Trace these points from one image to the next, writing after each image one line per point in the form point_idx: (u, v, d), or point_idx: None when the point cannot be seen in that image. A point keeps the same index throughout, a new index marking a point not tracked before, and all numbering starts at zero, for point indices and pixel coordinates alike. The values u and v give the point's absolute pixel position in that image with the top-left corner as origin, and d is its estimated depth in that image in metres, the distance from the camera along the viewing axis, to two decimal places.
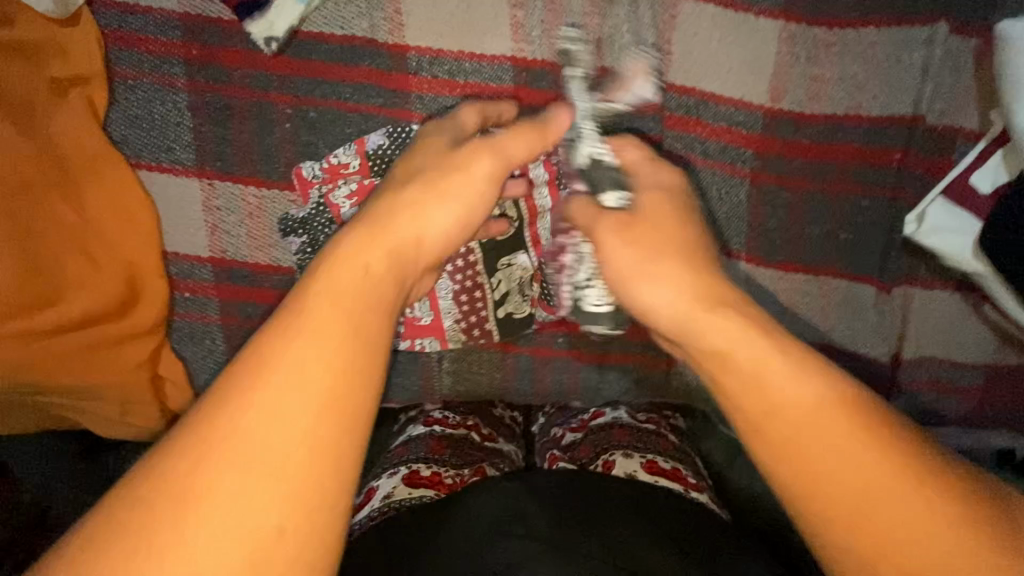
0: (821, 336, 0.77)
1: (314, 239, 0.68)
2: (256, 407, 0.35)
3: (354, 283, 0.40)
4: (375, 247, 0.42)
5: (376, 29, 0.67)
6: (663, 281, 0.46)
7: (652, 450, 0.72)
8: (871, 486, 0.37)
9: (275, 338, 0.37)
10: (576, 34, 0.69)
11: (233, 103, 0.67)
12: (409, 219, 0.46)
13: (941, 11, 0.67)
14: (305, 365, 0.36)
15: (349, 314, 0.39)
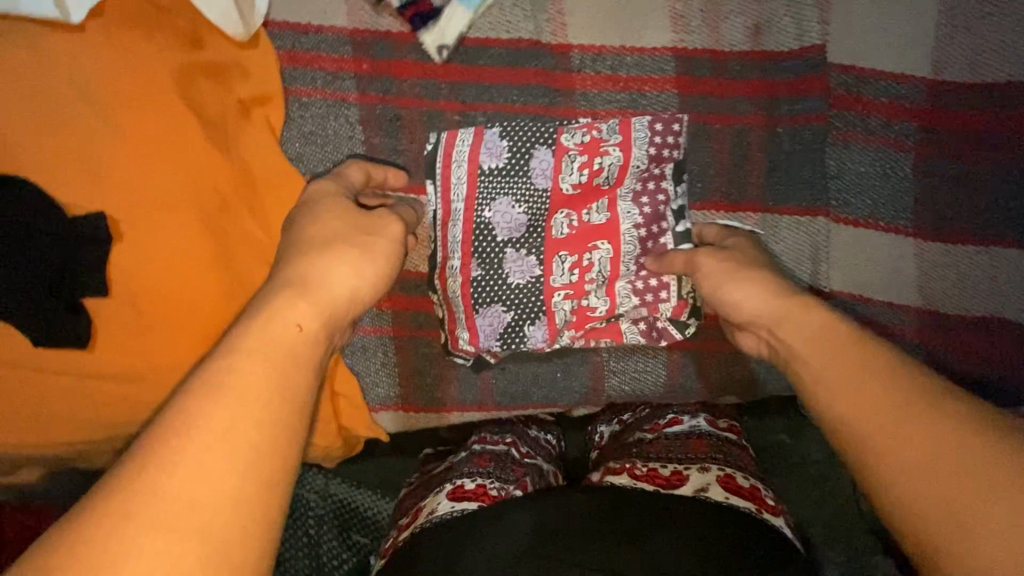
0: (994, 309, 0.74)
1: (492, 265, 0.69)
2: (178, 460, 0.34)
3: (278, 338, 0.42)
4: (303, 302, 0.45)
5: (540, 31, 0.67)
6: (749, 283, 0.58)
7: (735, 465, 0.64)
8: (922, 445, 0.39)
9: (209, 391, 0.37)
10: (734, 20, 0.69)
11: (404, 113, 0.67)
12: (333, 283, 0.48)
13: None
14: (240, 421, 0.36)
15: (277, 367, 0.40)
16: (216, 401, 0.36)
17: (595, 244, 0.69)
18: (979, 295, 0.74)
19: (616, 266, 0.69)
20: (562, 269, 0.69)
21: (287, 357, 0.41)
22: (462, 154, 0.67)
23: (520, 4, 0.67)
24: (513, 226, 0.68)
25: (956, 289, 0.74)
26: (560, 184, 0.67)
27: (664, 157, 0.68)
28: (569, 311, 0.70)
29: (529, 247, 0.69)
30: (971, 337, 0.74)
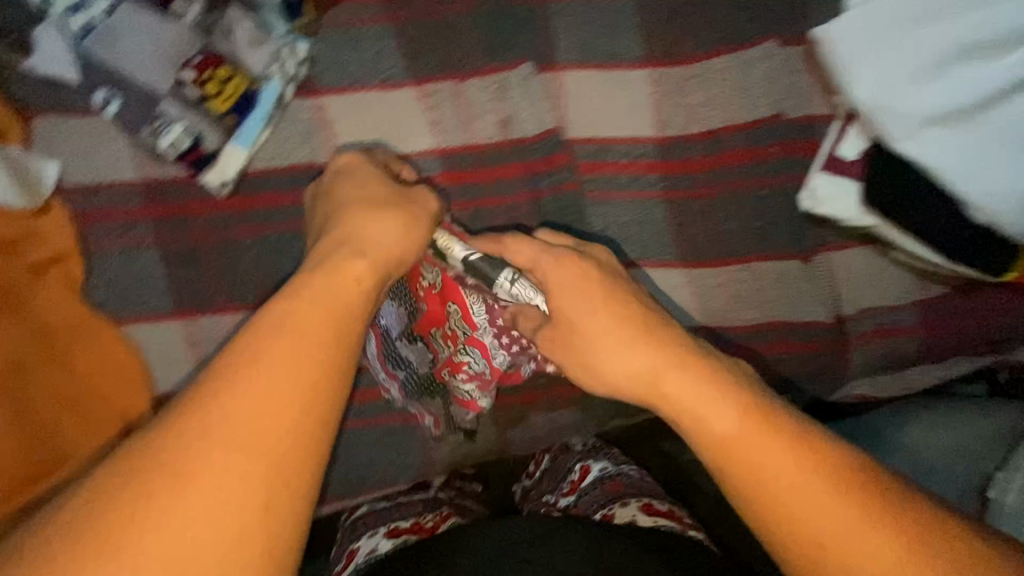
0: (767, 315, 0.86)
1: (404, 365, 0.76)
2: (235, 397, 0.42)
3: (336, 291, 0.53)
4: (359, 259, 0.57)
5: (314, 153, 0.77)
6: (620, 347, 0.59)
7: (648, 493, 0.74)
8: (807, 493, 0.46)
9: (274, 335, 0.46)
10: (484, 118, 0.81)
11: (200, 246, 0.74)
12: (373, 237, 0.60)
13: (766, 32, 0.82)
14: (281, 375, 0.44)
15: (331, 326, 0.50)
16: (269, 345, 0.45)
17: (449, 313, 0.73)
18: (751, 305, 0.86)
19: (472, 324, 0.72)
20: (442, 353, 0.75)
21: (331, 305, 0.51)
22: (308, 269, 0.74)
23: (292, 135, 0.77)
24: (398, 330, 0.75)
25: (732, 303, 0.85)
26: (422, 280, 0.72)
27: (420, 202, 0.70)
28: (472, 387, 0.76)
29: (411, 338, 0.76)
30: (749, 343, 0.86)
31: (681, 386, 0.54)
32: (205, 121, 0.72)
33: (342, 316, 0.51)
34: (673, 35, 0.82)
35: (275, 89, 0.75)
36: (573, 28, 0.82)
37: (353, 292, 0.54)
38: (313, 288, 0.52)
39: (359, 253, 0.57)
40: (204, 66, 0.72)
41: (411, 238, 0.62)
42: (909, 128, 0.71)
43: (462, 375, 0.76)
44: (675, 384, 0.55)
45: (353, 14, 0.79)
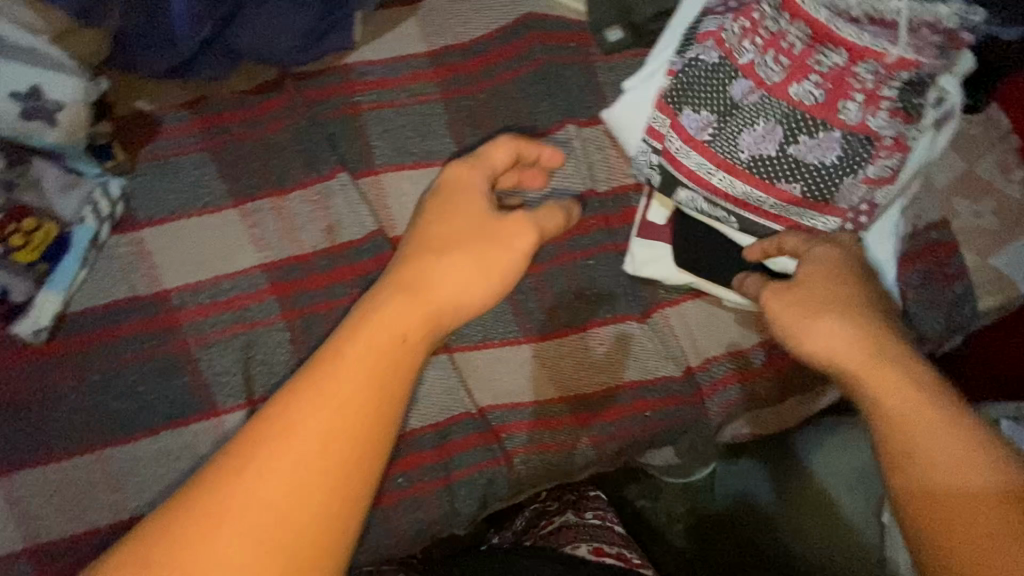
0: (620, 376, 0.87)
1: (730, 132, 0.73)
2: (262, 471, 0.44)
3: (382, 352, 0.49)
4: (396, 311, 0.51)
5: (136, 288, 0.78)
6: (835, 324, 0.56)
7: (601, 541, 0.86)
8: (959, 475, 0.44)
9: (303, 415, 0.45)
10: (310, 228, 0.83)
11: (21, 397, 0.74)
12: (440, 288, 0.54)
13: (566, 115, 0.88)
14: (296, 456, 0.44)
15: (379, 374, 0.48)
16: (308, 419, 0.45)
17: (761, 100, 0.71)
18: (603, 370, 0.87)
19: (815, 100, 0.70)
20: (770, 76, 0.71)
21: (377, 355, 0.49)
22: (508, 321, 0.87)
23: (110, 273, 0.78)
24: (735, 134, 0.73)
25: (580, 371, 0.87)
26: (768, 80, 0.71)
27: (739, 119, 0.72)
28: (822, 154, 0.71)
29: (732, 131, 0.73)
30: (608, 407, 0.87)
31: (868, 370, 0.52)
32: (10, 274, 0.72)
33: (399, 369, 0.49)
34: (483, 129, 0.88)
35: (89, 229, 0.76)
36: (388, 133, 0.87)
37: (388, 333, 0.50)
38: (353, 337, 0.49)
39: (412, 302, 0.52)
40: (7, 219, 0.71)
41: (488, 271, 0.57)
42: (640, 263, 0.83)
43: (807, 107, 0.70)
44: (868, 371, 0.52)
45: (166, 147, 0.83)
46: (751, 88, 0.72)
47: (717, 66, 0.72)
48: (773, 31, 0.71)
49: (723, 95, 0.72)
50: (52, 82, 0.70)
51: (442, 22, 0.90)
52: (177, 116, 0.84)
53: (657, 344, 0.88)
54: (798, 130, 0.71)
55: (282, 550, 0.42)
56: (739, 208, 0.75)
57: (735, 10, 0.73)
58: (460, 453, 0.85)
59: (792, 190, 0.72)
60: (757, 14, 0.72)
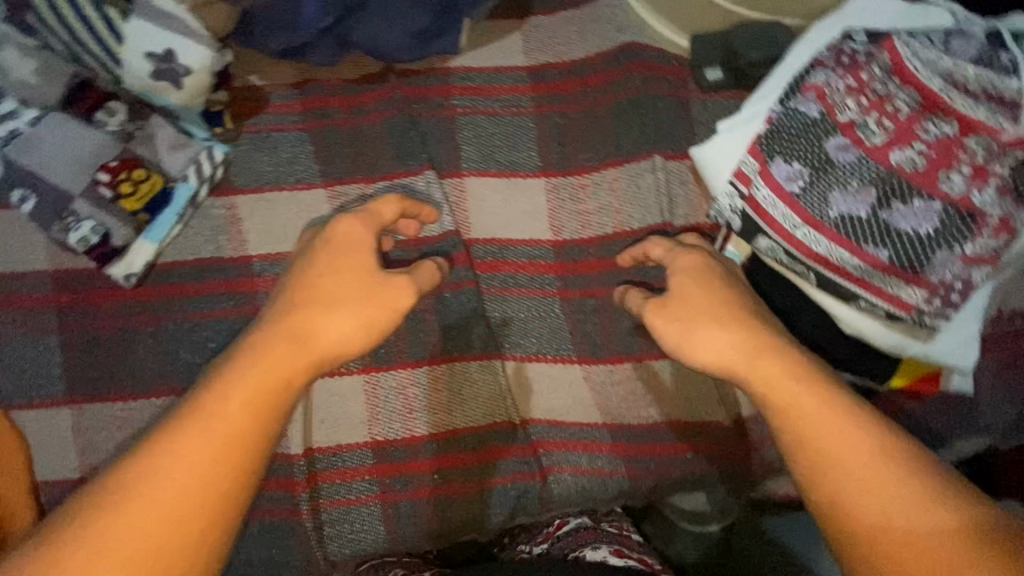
0: (666, 413, 0.86)
1: (822, 188, 0.72)
2: (163, 458, 0.48)
3: (271, 372, 0.54)
4: (282, 343, 0.56)
5: (222, 249, 0.82)
6: (713, 329, 0.62)
7: (618, 542, 0.79)
8: (851, 457, 0.51)
9: (210, 404, 0.51)
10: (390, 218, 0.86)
11: (100, 333, 0.77)
12: (327, 335, 0.58)
13: (654, 146, 0.89)
14: (196, 443, 0.49)
15: (257, 407, 0.52)
16: (205, 410, 0.51)
17: (859, 161, 0.71)
18: (651, 404, 0.86)
19: (917, 168, 0.69)
20: (873, 137, 0.70)
21: (262, 364, 0.54)
22: (564, 338, 0.87)
23: (202, 232, 0.82)
24: (826, 191, 0.72)
25: (629, 401, 0.86)
26: (869, 143, 0.70)
27: (834, 176, 0.71)
28: (917, 223, 0.69)
29: (824, 188, 0.72)
30: (652, 441, 0.86)
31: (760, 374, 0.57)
32: (114, 218, 0.76)
33: (281, 380, 0.54)
34: (568, 148, 0.90)
35: (190, 188, 0.81)
36: (477, 139, 0.90)
37: (272, 360, 0.55)
38: (240, 356, 0.55)
39: (288, 343, 0.56)
40: (120, 168, 0.77)
41: (370, 328, 0.61)
42: None
43: (909, 173, 0.69)
44: (760, 374, 0.57)
45: (270, 122, 0.87)
46: (849, 148, 0.71)
47: (816, 121, 0.72)
48: (881, 93, 0.70)
49: (819, 150, 0.72)
50: (183, 48, 0.73)
51: (545, 41, 0.93)
52: (284, 95, 0.88)
53: (712, 389, 0.87)
54: (893, 196, 0.70)
55: (140, 562, 0.45)
56: (821, 265, 0.73)
57: (845, 66, 0.72)
58: (497, 460, 0.85)
59: (880, 255, 0.70)
60: (867, 74, 0.71)
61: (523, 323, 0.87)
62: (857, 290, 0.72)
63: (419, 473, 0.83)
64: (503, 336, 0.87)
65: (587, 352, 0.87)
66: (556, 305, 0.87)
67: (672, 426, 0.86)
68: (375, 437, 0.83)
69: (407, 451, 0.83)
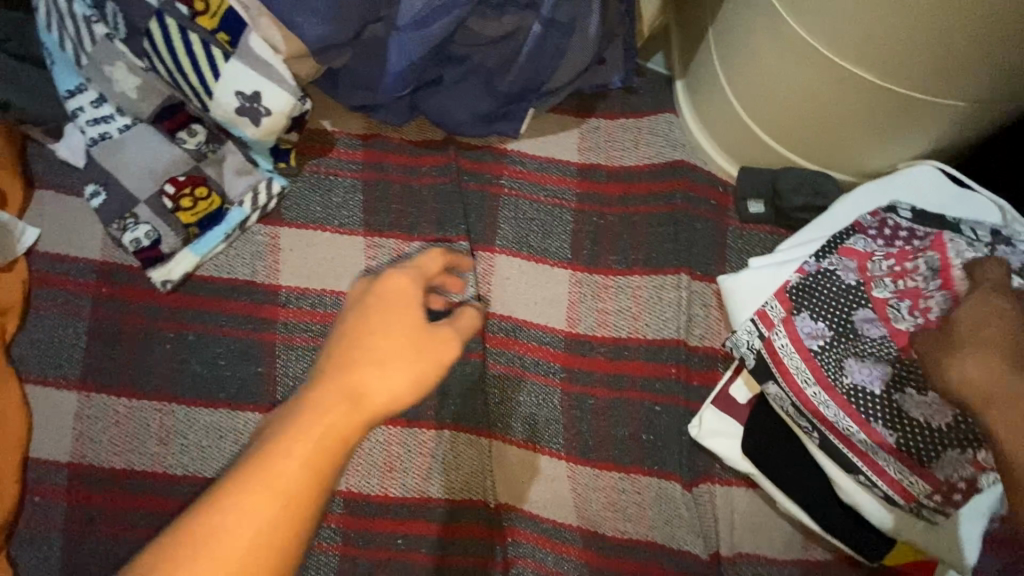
0: (643, 533, 0.84)
1: (841, 352, 0.73)
2: (224, 520, 0.44)
3: (325, 426, 0.47)
4: (341, 398, 0.49)
5: (256, 274, 0.86)
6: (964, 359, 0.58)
7: None
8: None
9: (269, 461, 0.45)
10: None
11: (124, 328, 0.81)
12: (381, 386, 0.51)
13: (684, 263, 0.90)
14: (247, 509, 0.44)
15: (317, 468, 0.46)
16: (270, 461, 0.45)
17: (881, 338, 0.72)
18: (631, 519, 0.84)
19: None
20: (901, 320, 0.71)
21: (312, 416, 0.47)
22: (556, 430, 0.87)
23: (242, 254, 0.87)
24: (845, 357, 0.72)
25: (608, 511, 0.85)
26: (896, 326, 0.71)
27: (854, 344, 0.72)
28: (928, 415, 0.69)
29: (843, 352, 0.73)
30: (621, 557, 0.84)
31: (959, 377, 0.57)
32: (168, 228, 0.83)
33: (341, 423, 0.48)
34: (601, 247, 0.92)
35: (242, 213, 0.86)
36: (515, 221, 0.93)
37: (325, 414, 0.48)
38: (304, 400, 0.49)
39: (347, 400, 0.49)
40: (186, 184, 0.84)
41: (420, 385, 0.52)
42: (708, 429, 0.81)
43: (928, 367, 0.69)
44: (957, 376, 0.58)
45: (329, 166, 0.93)
46: (876, 324, 0.72)
47: (849, 286, 0.73)
48: (919, 287, 0.71)
49: (844, 316, 0.73)
50: (270, 92, 0.80)
51: (601, 142, 0.98)
52: (349, 144, 0.95)
53: (695, 520, 0.84)
54: (907, 381, 0.70)
55: None
56: (826, 428, 0.72)
57: (886, 239, 0.74)
58: (463, 539, 0.83)
59: (887, 436, 0.70)
60: (912, 264, 0.72)
61: (522, 406, 0.87)
62: (860, 463, 0.71)
63: (385, 533, 0.83)
64: (498, 414, 0.87)
65: (578, 449, 0.86)
66: (554, 396, 0.87)
67: (645, 548, 0.84)
68: (351, 487, 0.84)
69: (378, 508, 0.83)
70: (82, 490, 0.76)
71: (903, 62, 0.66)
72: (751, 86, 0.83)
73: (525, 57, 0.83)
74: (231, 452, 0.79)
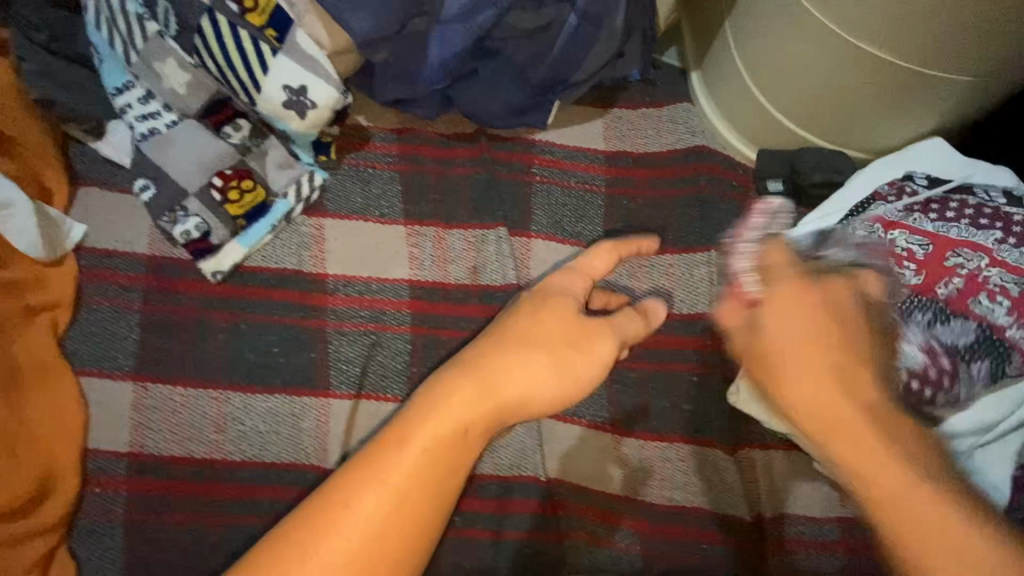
0: (689, 499, 0.87)
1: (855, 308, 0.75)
2: (356, 493, 0.49)
3: (453, 419, 0.53)
4: (470, 391, 0.55)
5: (303, 263, 0.88)
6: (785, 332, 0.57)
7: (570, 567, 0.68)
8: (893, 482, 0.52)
9: (400, 445, 0.51)
10: (458, 263, 0.93)
11: (177, 319, 0.82)
12: (518, 374, 0.57)
13: (713, 241, 0.95)
14: (370, 486, 0.49)
15: (435, 456, 0.52)
16: (402, 444, 0.51)
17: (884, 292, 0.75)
18: (677, 487, 0.88)
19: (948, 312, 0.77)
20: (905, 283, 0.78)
21: (445, 408, 0.53)
22: (600, 405, 0.90)
23: (287, 244, 0.89)
24: None
25: (655, 480, 0.88)
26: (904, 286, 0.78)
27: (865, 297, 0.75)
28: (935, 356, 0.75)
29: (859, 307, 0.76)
30: (669, 523, 0.87)
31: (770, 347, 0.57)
32: (217, 220, 0.84)
33: (468, 414, 0.54)
34: (633, 229, 0.96)
35: (287, 205, 0.88)
36: (549, 207, 0.97)
37: (458, 405, 0.54)
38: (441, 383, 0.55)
39: (484, 392, 0.55)
40: (233, 177, 0.85)
41: (562, 381, 0.59)
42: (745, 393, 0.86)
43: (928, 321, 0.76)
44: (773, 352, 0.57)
45: (366, 158, 0.96)
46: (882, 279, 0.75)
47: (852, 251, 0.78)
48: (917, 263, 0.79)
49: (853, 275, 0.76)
50: (316, 86, 0.83)
51: (624, 131, 1.03)
52: (384, 137, 0.98)
53: (735, 483, 0.88)
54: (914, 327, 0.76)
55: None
56: None
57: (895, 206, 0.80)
58: (516, 514, 0.85)
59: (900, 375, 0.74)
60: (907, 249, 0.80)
61: None
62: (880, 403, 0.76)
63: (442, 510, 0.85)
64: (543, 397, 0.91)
65: (623, 421, 0.90)
66: None
67: (692, 513, 0.87)
68: None
69: None
70: (142, 479, 0.77)
71: (913, 43, 0.72)
72: (769, 71, 0.89)
73: (559, 49, 0.88)
74: (289, 436, 0.81)
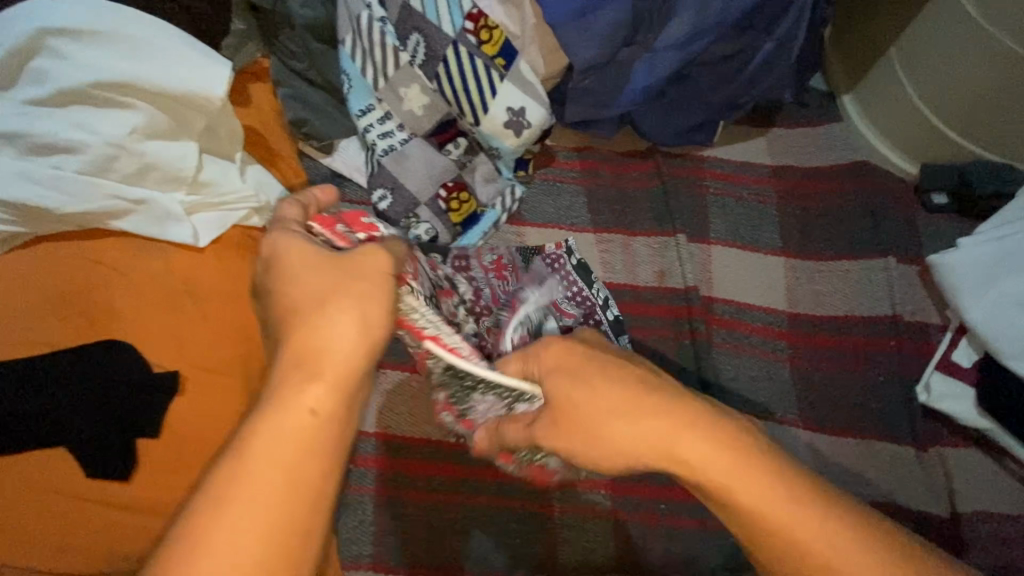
0: (882, 493, 0.91)
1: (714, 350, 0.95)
2: (216, 526, 0.40)
3: (304, 421, 0.43)
4: (316, 380, 0.45)
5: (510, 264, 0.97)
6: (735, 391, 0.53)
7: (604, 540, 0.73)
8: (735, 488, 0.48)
9: (236, 462, 0.42)
10: (645, 267, 1.01)
11: None
12: (334, 337, 0.46)
13: (887, 248, 1.02)
14: (234, 520, 0.40)
15: (296, 467, 0.42)
16: (235, 465, 0.41)
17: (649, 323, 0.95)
18: (871, 481, 0.91)
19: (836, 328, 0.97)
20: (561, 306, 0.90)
21: (268, 416, 0.43)
22: (789, 401, 0.96)
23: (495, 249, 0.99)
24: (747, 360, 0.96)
25: (854, 473, 0.92)
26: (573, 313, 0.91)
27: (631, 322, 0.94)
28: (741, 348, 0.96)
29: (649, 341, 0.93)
30: None
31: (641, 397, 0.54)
32: (442, 226, 0.94)
33: (265, 418, 0.43)
34: (807, 238, 1.04)
35: (495, 214, 0.98)
36: (726, 216, 1.05)
37: (317, 406, 0.44)
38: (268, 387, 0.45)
39: (315, 375, 0.45)
40: (454, 188, 0.95)
41: (370, 336, 0.47)
42: (942, 390, 0.92)
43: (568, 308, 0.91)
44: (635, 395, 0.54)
45: (555, 173, 1.06)
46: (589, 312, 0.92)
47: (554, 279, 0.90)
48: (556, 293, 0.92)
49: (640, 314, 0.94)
50: (536, 107, 0.93)
51: (789, 148, 1.10)
52: (568, 155, 1.07)
53: (928, 477, 0.92)
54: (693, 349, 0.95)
55: None
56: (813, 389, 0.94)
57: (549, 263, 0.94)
58: None
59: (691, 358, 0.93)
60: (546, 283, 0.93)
61: (758, 375, 0.97)
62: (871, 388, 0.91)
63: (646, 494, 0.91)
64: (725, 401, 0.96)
65: (811, 417, 0.95)
66: (784, 371, 0.97)
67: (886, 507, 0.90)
68: None
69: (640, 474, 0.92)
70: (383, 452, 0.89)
71: None
72: (945, 90, 0.95)
73: (746, 73, 0.96)
74: None
